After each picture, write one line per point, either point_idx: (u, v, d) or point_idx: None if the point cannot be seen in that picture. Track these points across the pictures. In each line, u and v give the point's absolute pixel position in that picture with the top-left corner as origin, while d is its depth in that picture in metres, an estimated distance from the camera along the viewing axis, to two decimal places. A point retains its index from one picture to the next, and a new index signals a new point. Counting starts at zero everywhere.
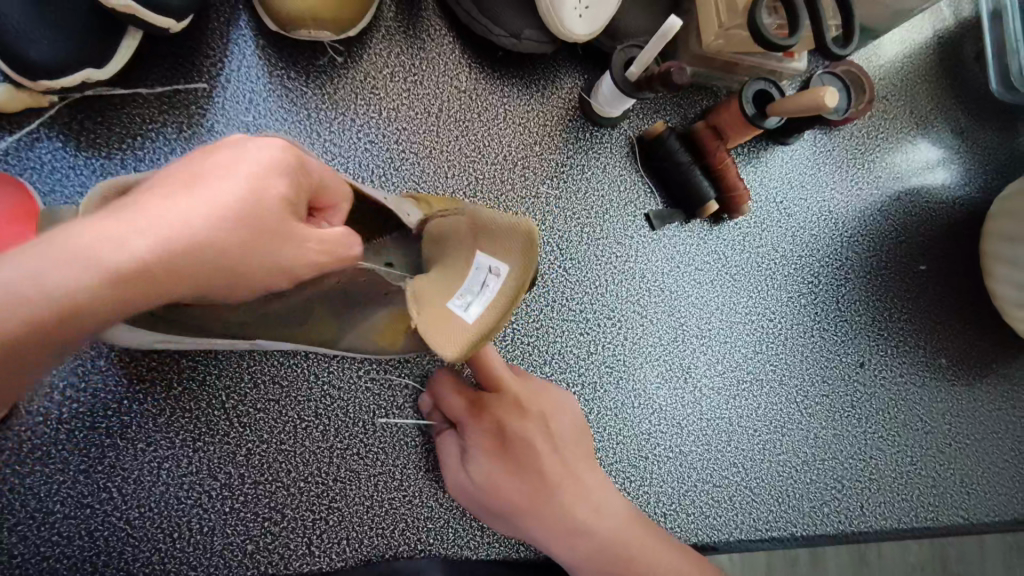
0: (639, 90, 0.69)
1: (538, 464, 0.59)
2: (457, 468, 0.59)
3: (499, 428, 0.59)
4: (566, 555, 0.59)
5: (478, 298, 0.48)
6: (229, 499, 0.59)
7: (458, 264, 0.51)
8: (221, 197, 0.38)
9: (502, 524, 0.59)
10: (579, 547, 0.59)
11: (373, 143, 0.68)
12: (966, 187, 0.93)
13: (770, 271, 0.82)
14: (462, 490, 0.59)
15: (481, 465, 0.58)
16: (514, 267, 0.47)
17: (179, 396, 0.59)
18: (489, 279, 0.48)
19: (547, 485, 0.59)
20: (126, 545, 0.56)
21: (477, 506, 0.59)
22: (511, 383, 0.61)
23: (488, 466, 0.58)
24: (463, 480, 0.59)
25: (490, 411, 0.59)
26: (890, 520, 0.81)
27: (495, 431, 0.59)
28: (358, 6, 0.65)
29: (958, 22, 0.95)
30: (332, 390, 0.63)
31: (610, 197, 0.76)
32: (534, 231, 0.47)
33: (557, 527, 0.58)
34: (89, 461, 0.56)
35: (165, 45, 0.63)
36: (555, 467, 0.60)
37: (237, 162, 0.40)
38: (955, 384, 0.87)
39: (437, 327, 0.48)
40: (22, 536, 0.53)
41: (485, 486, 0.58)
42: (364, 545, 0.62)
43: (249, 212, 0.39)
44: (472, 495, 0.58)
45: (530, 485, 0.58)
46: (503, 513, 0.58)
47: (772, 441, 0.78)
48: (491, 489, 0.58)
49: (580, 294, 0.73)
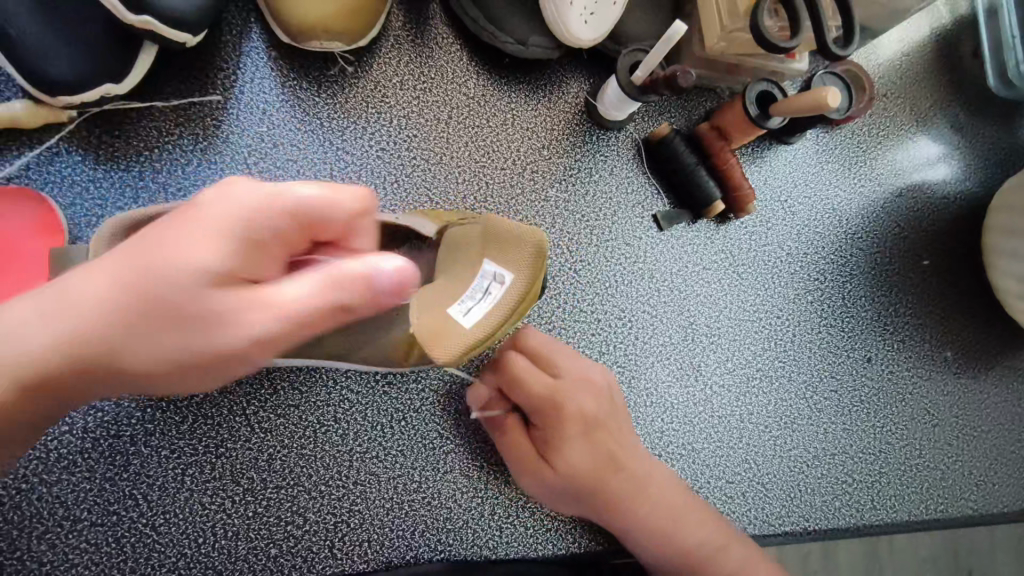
0: (644, 93, 0.70)
1: (601, 453, 0.63)
2: (532, 459, 0.63)
3: (573, 418, 0.63)
4: (632, 534, 0.64)
5: (479, 303, 0.54)
6: (252, 504, 0.60)
7: (460, 266, 0.55)
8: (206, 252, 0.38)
9: (575, 507, 0.64)
10: (644, 529, 0.64)
11: (384, 151, 0.70)
12: (967, 182, 0.94)
13: (777, 268, 0.83)
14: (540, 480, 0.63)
15: (559, 451, 0.63)
16: (518, 275, 0.55)
17: (201, 404, 0.60)
18: (495, 287, 0.54)
19: (617, 465, 0.64)
20: (152, 552, 0.57)
21: (555, 492, 0.63)
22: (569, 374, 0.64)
23: (566, 451, 0.62)
24: (543, 471, 0.62)
25: (564, 405, 0.63)
26: (900, 512, 0.82)
27: (571, 417, 0.63)
28: (354, 20, 0.65)
29: (955, 19, 0.97)
30: (350, 394, 0.64)
31: (618, 199, 0.78)
32: (542, 242, 0.56)
33: (619, 510, 0.63)
34: (114, 468, 0.57)
35: (179, 59, 0.65)
36: (618, 456, 0.64)
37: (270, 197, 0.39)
38: (961, 376, 0.88)
39: (435, 325, 0.53)
40: (51, 544, 0.55)
41: (566, 471, 0.62)
42: (385, 547, 0.62)
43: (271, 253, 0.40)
44: (551, 483, 0.62)
45: (602, 468, 0.63)
46: (581, 495, 0.63)
47: (783, 437, 0.79)
48: (571, 475, 0.62)
49: (591, 295, 0.74)
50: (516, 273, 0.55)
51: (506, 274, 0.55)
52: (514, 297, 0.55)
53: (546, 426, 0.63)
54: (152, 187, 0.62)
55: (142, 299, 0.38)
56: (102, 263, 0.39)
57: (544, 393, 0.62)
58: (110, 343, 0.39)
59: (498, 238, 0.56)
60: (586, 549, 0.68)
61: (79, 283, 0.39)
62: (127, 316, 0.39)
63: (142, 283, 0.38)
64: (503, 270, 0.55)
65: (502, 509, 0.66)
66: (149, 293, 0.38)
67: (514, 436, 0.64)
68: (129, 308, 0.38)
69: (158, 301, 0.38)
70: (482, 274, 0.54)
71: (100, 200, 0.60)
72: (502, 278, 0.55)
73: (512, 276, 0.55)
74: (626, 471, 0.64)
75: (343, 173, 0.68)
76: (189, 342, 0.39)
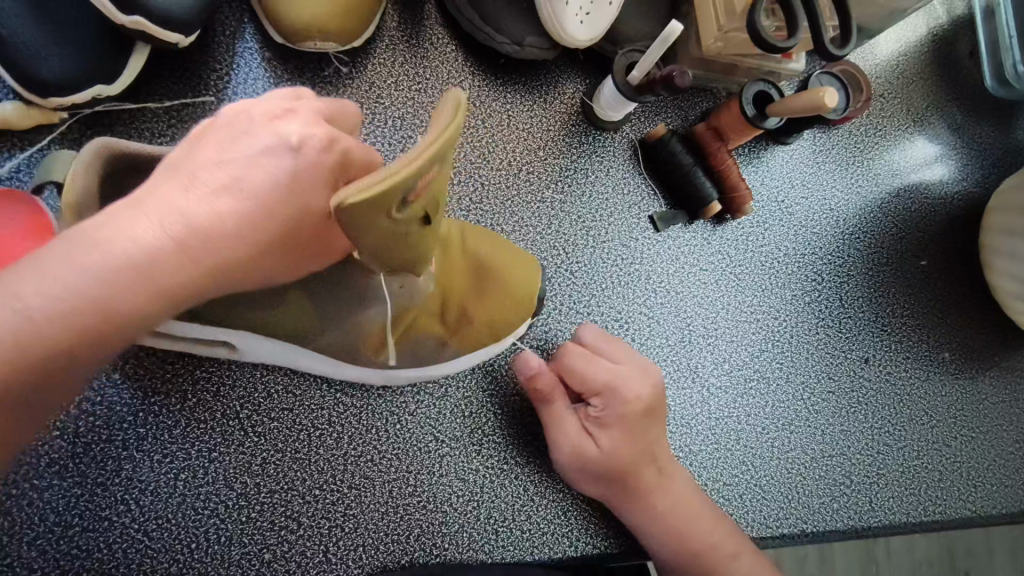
0: (641, 94, 0.70)
1: (647, 446, 0.64)
2: (575, 436, 0.63)
3: (634, 406, 0.63)
4: (650, 524, 0.64)
5: None
6: (246, 509, 0.59)
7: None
8: (246, 167, 0.41)
9: (606, 492, 0.63)
10: (661, 517, 0.63)
11: (379, 152, 0.69)
12: (964, 182, 0.94)
13: (774, 270, 0.83)
14: (581, 460, 0.62)
15: (606, 435, 0.62)
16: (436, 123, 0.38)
17: (194, 408, 0.60)
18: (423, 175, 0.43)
19: (654, 456, 0.64)
20: (144, 557, 0.56)
21: (591, 474, 0.63)
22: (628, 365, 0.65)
23: (615, 438, 0.62)
24: (587, 451, 0.62)
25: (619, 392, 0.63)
26: (898, 514, 0.81)
27: (626, 404, 0.63)
28: (343, 21, 0.64)
29: (952, 19, 0.97)
30: (345, 397, 0.64)
31: (614, 200, 0.77)
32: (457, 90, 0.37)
33: (652, 502, 0.63)
34: (106, 473, 0.57)
35: (173, 59, 0.64)
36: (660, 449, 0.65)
37: (288, 120, 0.43)
38: (959, 377, 0.88)
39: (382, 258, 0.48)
40: (42, 550, 0.54)
41: (610, 455, 0.62)
42: (380, 551, 0.62)
43: (314, 186, 0.43)
44: (591, 463, 0.62)
45: (640, 458, 0.63)
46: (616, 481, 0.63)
47: (781, 438, 0.78)
48: (616, 460, 0.62)
49: (587, 296, 0.74)
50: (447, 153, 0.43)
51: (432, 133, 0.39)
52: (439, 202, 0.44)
53: (597, 408, 0.63)
54: None
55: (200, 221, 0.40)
56: (188, 188, 0.40)
57: (603, 378, 0.63)
58: (210, 263, 0.41)
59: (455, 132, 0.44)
60: (583, 553, 0.68)
61: (170, 211, 0.40)
62: (229, 235, 0.41)
63: (240, 203, 0.41)
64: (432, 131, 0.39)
65: (498, 513, 0.66)
66: (252, 212, 0.42)
67: (558, 414, 0.64)
68: (225, 229, 0.41)
69: (263, 219, 0.42)
70: None
71: None
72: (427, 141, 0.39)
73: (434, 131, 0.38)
74: (665, 463, 0.65)
75: None
76: (277, 258, 0.45)
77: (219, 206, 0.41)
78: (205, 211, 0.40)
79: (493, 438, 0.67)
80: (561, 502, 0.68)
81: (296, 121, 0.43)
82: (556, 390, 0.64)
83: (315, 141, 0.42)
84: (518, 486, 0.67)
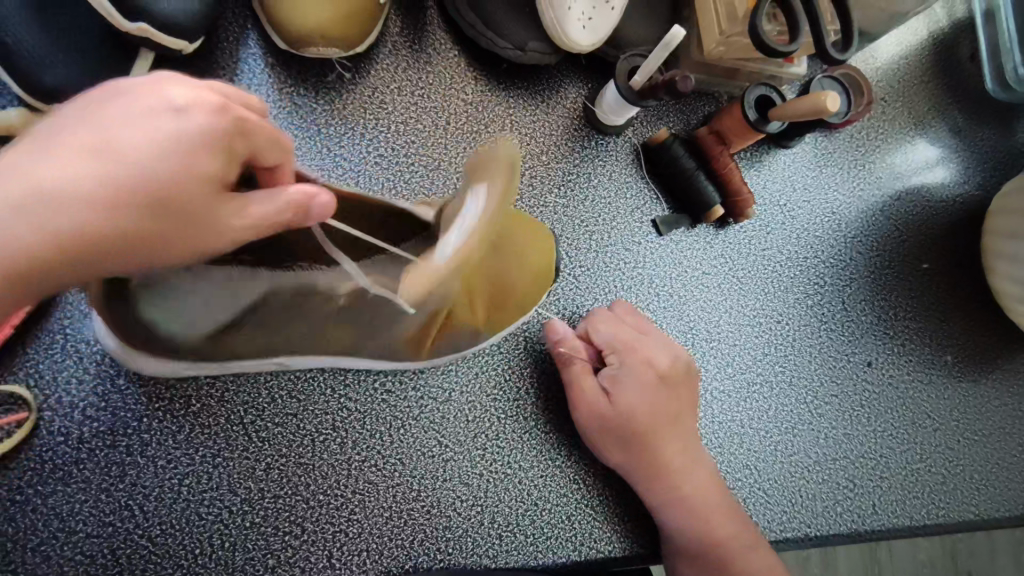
0: (643, 98, 0.70)
1: (666, 411, 0.65)
2: (592, 390, 0.64)
3: (653, 367, 0.66)
4: (651, 486, 0.63)
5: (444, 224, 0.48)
6: (250, 514, 0.59)
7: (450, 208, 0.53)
8: (120, 130, 0.37)
9: (614, 450, 0.63)
10: (662, 479, 0.63)
11: (383, 157, 0.69)
12: (966, 185, 0.94)
13: (777, 273, 0.83)
14: (595, 414, 0.63)
15: (625, 394, 0.64)
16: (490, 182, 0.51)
17: (198, 413, 0.60)
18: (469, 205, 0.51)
19: (671, 423, 0.65)
20: (148, 563, 0.56)
21: (605, 433, 0.63)
22: (648, 336, 0.68)
23: (633, 398, 0.64)
24: (601, 404, 0.63)
25: (639, 354, 0.66)
26: (902, 518, 0.81)
27: (644, 366, 0.65)
28: (347, 31, 0.64)
29: (952, 23, 0.97)
30: (348, 402, 0.64)
31: (617, 205, 0.77)
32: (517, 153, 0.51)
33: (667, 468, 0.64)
34: (110, 479, 0.57)
35: (177, 65, 0.64)
36: (676, 416, 0.66)
37: (178, 85, 0.39)
38: (962, 380, 0.88)
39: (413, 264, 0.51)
40: (46, 556, 0.54)
41: (625, 412, 0.63)
42: (384, 556, 0.62)
43: (200, 154, 0.38)
44: (604, 416, 0.63)
45: (659, 423, 0.64)
46: (627, 438, 0.63)
47: (784, 442, 0.78)
48: (633, 419, 0.63)
49: (590, 301, 0.74)
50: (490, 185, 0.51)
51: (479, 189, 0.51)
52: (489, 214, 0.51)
53: (615, 369, 0.65)
54: None
55: (62, 187, 0.36)
56: (51, 152, 0.36)
57: (624, 341, 0.66)
58: (60, 238, 0.36)
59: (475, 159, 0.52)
60: (587, 558, 0.67)
61: (14, 175, 0.35)
62: (85, 205, 0.36)
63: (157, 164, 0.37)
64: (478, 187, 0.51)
65: (502, 517, 0.66)
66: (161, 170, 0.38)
67: (578, 372, 0.65)
68: (88, 198, 0.36)
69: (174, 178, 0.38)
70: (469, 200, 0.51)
71: None
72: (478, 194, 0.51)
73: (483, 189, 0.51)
74: (679, 431, 0.66)
75: (341, 180, 0.67)
76: (163, 240, 0.39)
77: (78, 169, 0.36)
78: (57, 174, 0.36)
79: (497, 442, 0.67)
80: (566, 506, 0.68)
81: (186, 86, 0.39)
82: (581, 351, 0.66)
83: (202, 104, 0.39)
84: (522, 490, 0.67)
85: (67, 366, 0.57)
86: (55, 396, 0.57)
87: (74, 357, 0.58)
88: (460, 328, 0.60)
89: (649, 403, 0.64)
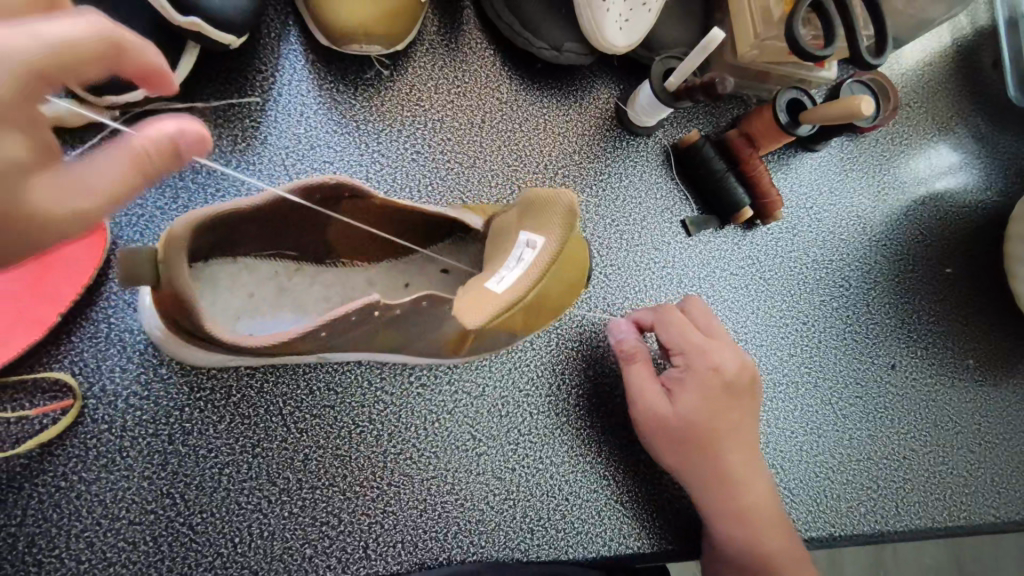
0: (677, 99, 0.71)
1: (727, 418, 0.65)
2: (652, 392, 0.65)
3: (719, 373, 0.65)
4: (706, 490, 0.64)
5: (513, 270, 0.54)
6: (288, 504, 0.60)
7: (506, 245, 0.57)
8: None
9: (672, 452, 0.64)
10: (720, 484, 0.64)
11: (419, 154, 0.70)
12: (988, 191, 0.95)
13: (803, 276, 0.84)
14: (655, 415, 0.64)
15: (684, 398, 0.64)
16: (551, 228, 0.54)
17: (238, 404, 0.60)
18: (526, 252, 0.54)
19: (736, 431, 0.65)
20: (189, 551, 0.57)
21: (662, 434, 0.64)
22: (714, 340, 0.67)
23: (693, 402, 0.64)
24: (662, 407, 0.64)
25: (705, 360, 0.65)
26: (924, 519, 0.82)
27: (710, 372, 0.65)
28: (379, 21, 0.64)
29: (975, 31, 0.98)
30: (385, 396, 0.65)
31: (647, 205, 0.78)
32: (573, 201, 0.54)
33: (718, 473, 0.64)
34: (153, 467, 0.57)
35: (222, 60, 0.65)
36: (737, 423, 0.65)
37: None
38: (983, 384, 0.89)
39: (469, 298, 0.52)
40: (89, 542, 0.55)
41: (687, 416, 0.63)
42: (419, 548, 0.62)
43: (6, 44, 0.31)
44: (665, 418, 0.64)
45: (719, 428, 0.64)
46: (688, 442, 0.63)
47: (809, 442, 0.79)
48: (690, 423, 0.63)
49: (621, 299, 0.75)
50: (547, 236, 0.54)
51: (538, 239, 0.54)
52: (548, 258, 0.53)
53: (680, 371, 0.66)
54: (191, 188, 0.62)
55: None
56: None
57: (693, 344, 0.66)
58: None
59: (533, 207, 0.56)
60: (616, 553, 0.68)
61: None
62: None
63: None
64: (535, 235, 0.55)
65: (533, 512, 0.66)
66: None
67: (639, 374, 0.66)
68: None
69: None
70: (517, 244, 0.55)
71: (140, 199, 0.61)
72: (535, 245, 0.55)
73: (544, 239, 0.54)
74: (738, 440, 0.65)
75: (379, 176, 0.68)
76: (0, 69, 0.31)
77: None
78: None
79: (529, 437, 0.68)
80: (596, 502, 0.68)
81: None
82: (640, 353, 0.67)
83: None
84: (554, 485, 0.67)
85: (110, 356, 0.58)
86: (99, 383, 0.57)
87: (118, 346, 0.58)
88: (501, 331, 0.61)
89: (715, 409, 0.64)
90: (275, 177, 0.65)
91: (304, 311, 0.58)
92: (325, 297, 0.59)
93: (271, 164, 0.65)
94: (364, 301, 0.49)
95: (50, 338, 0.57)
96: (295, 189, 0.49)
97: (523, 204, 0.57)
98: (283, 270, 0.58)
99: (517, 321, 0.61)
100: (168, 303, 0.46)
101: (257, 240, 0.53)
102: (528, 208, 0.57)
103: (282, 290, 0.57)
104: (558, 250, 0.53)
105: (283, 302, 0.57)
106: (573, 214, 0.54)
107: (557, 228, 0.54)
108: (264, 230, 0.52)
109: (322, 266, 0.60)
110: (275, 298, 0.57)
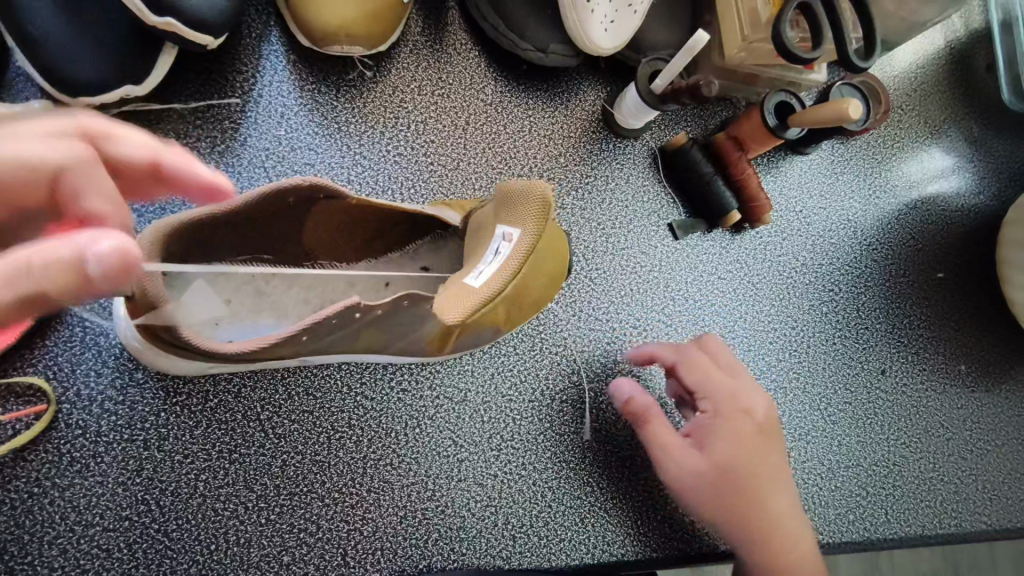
0: (663, 101, 0.70)
1: (765, 459, 0.62)
2: (679, 449, 0.62)
3: (748, 415, 0.63)
4: (750, 540, 0.60)
5: (490, 265, 0.53)
6: (265, 511, 0.59)
7: (486, 236, 0.56)
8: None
9: (714, 503, 0.60)
10: (766, 531, 0.60)
11: (402, 156, 0.69)
12: (980, 195, 0.94)
13: (792, 280, 0.83)
14: (689, 466, 0.61)
15: (719, 444, 0.61)
16: (528, 219, 0.53)
17: (215, 408, 0.60)
18: (502, 246, 0.54)
19: (776, 472, 0.63)
20: (164, 558, 0.56)
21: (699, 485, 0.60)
22: (738, 382, 0.65)
23: (729, 448, 0.61)
24: (698, 458, 0.61)
25: (732, 403, 0.64)
26: (914, 526, 0.81)
27: (741, 414, 0.63)
28: (362, 22, 0.63)
29: (968, 33, 0.97)
30: (364, 401, 0.64)
31: (634, 208, 0.77)
32: (544, 190, 0.52)
33: (761, 518, 0.60)
34: (128, 473, 0.57)
35: (201, 60, 0.64)
36: (773, 464, 0.63)
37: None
38: (975, 390, 0.88)
39: (446, 295, 0.53)
40: (62, 549, 0.54)
41: (725, 463, 0.60)
42: (399, 555, 0.62)
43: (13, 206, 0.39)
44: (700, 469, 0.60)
45: (759, 472, 0.61)
46: (731, 490, 0.60)
47: (798, 448, 0.78)
48: (729, 469, 0.60)
49: (607, 303, 0.74)
50: (524, 227, 0.53)
51: (515, 231, 0.53)
52: (523, 249, 0.52)
53: (708, 418, 0.63)
54: (167, 190, 0.61)
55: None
56: None
57: (718, 390, 0.64)
58: None
59: (507, 199, 0.54)
60: (599, 560, 0.67)
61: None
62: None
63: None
64: (511, 227, 0.53)
65: (516, 518, 0.65)
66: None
67: (659, 431, 0.63)
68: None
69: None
70: (495, 240, 0.54)
71: None
72: (512, 237, 0.53)
73: (521, 231, 0.53)
74: (777, 484, 0.63)
75: (361, 178, 0.67)
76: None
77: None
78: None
79: (512, 443, 0.67)
80: (580, 509, 0.68)
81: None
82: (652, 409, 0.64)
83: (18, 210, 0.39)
84: (537, 492, 0.67)
85: (85, 360, 0.57)
86: (73, 388, 0.57)
87: (94, 350, 0.58)
88: (482, 328, 0.61)
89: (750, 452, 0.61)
90: (255, 179, 0.64)
91: (284, 315, 0.57)
92: (304, 300, 0.58)
93: (251, 166, 0.64)
94: (343, 303, 0.48)
95: (24, 342, 0.56)
96: (265, 192, 0.48)
97: (499, 196, 0.55)
98: (260, 274, 0.57)
99: (500, 314, 0.60)
100: (142, 312, 0.45)
101: (233, 247, 0.53)
102: (504, 199, 0.55)
103: (260, 294, 0.56)
104: (533, 242, 0.52)
105: (262, 306, 0.56)
106: (549, 204, 0.53)
107: (534, 220, 0.53)
108: (239, 235, 0.51)
109: (299, 269, 0.59)
110: (254, 303, 0.56)
